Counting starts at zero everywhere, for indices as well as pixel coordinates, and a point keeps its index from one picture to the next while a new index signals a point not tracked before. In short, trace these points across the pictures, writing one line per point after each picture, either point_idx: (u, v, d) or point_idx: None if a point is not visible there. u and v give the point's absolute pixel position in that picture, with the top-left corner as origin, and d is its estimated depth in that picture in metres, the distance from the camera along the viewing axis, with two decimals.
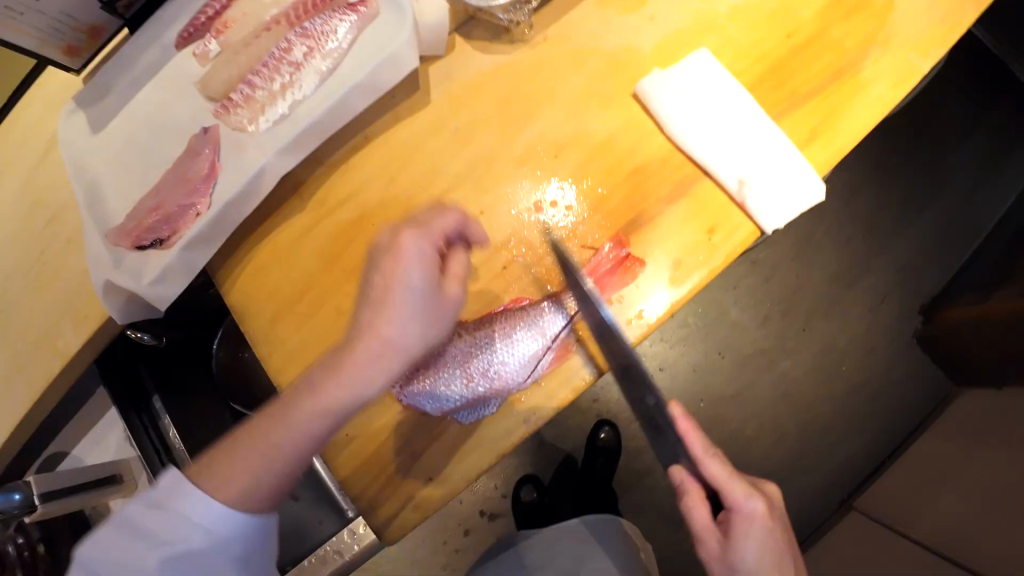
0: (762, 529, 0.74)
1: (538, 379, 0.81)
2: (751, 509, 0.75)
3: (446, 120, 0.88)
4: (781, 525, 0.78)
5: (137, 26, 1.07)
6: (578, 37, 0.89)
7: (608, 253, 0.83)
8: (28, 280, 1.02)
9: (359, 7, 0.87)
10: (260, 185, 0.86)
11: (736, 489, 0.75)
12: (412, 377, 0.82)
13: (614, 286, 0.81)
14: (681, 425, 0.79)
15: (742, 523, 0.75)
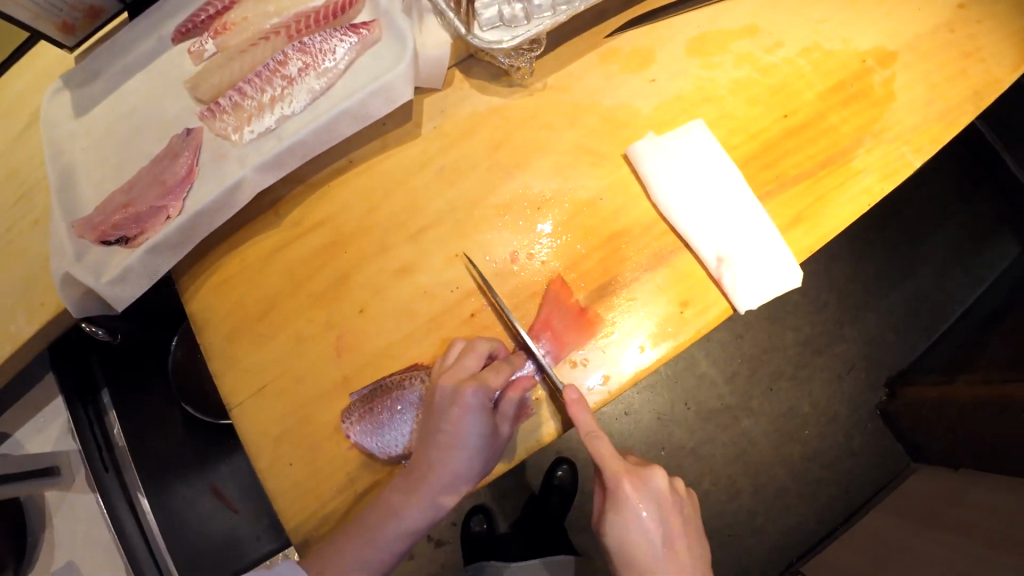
0: (632, 513, 0.76)
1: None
2: (620, 492, 0.76)
3: (434, 156, 0.87)
4: (654, 505, 0.78)
5: (137, 12, 1.05)
6: (577, 90, 0.89)
7: (577, 317, 0.81)
8: None
9: (360, 31, 0.85)
10: (234, 198, 0.84)
11: (610, 471, 0.77)
12: (363, 418, 0.80)
13: (576, 350, 0.79)
14: (573, 408, 0.75)
15: (612, 498, 0.77)
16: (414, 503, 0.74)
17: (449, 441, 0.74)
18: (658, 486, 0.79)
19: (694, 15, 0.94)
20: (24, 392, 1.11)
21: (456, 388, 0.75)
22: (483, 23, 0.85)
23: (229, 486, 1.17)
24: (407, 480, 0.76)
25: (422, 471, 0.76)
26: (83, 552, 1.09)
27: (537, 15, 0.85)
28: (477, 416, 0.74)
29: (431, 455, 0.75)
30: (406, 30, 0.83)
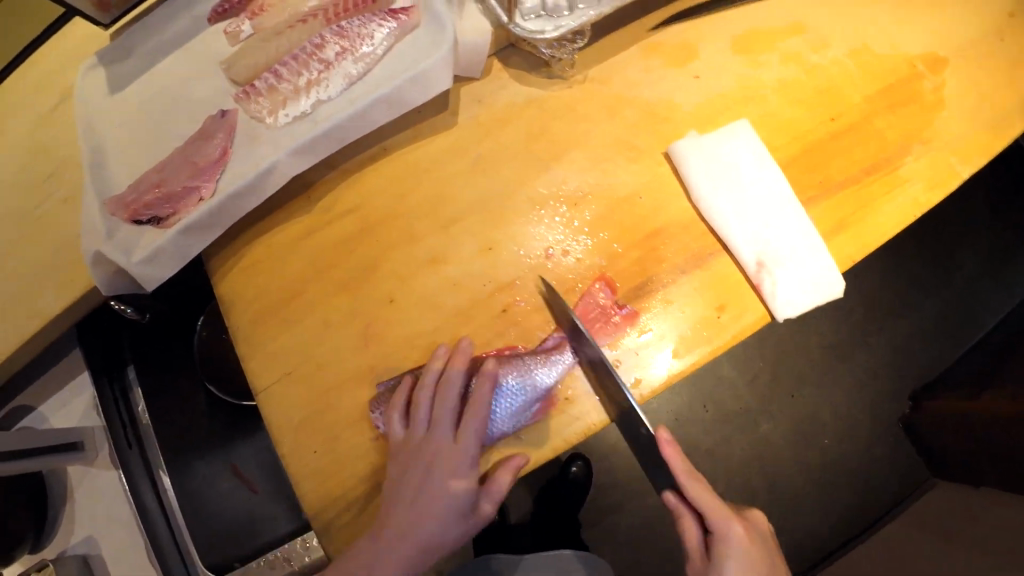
0: (745, 557, 0.72)
1: (499, 443, 0.77)
2: (731, 535, 0.73)
3: (469, 145, 0.85)
4: (765, 551, 0.75)
5: None
6: (619, 83, 0.87)
7: (602, 300, 0.79)
8: (19, 230, 0.99)
9: (399, 16, 0.84)
10: (265, 181, 0.83)
11: (716, 514, 0.74)
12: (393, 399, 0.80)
13: (605, 334, 0.78)
14: (667, 450, 0.76)
15: (721, 545, 0.73)
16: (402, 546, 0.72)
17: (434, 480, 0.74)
18: (759, 528, 0.79)
19: (740, 10, 0.92)
20: (47, 367, 1.11)
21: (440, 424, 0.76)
22: (525, 11, 0.84)
23: (249, 466, 1.13)
24: (394, 523, 0.72)
25: (408, 513, 0.73)
26: (103, 529, 1.10)
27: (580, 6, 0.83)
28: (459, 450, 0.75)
29: (413, 497, 0.74)
30: (446, 18, 0.82)
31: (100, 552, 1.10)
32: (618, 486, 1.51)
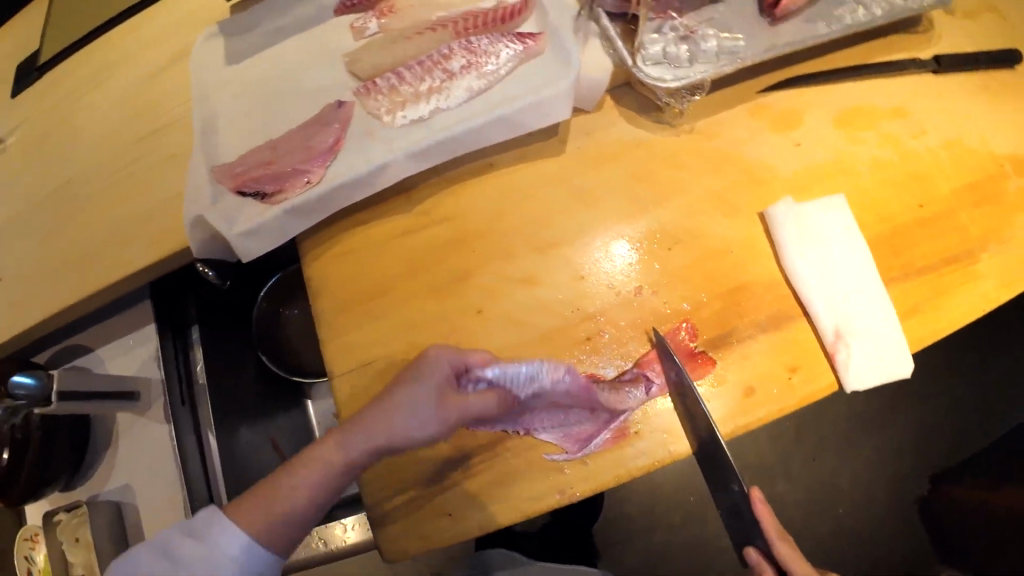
0: None
1: (563, 465, 0.79)
2: None
3: (572, 175, 0.89)
4: None
5: None
6: (723, 140, 0.91)
7: (684, 342, 0.82)
8: (120, 180, 1.03)
9: (528, 41, 0.88)
10: (377, 177, 0.86)
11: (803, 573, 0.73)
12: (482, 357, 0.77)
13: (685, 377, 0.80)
14: (758, 509, 0.76)
15: None
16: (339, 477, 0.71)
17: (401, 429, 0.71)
18: None
19: (842, 87, 0.97)
20: (116, 313, 1.15)
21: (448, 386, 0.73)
22: (647, 57, 0.89)
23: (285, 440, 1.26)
24: (339, 444, 0.71)
25: (362, 444, 0.71)
26: (138, 480, 1.10)
27: (702, 60, 0.89)
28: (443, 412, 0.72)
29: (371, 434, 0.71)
30: (573, 51, 0.86)
31: (133, 502, 1.10)
32: (628, 520, 1.52)
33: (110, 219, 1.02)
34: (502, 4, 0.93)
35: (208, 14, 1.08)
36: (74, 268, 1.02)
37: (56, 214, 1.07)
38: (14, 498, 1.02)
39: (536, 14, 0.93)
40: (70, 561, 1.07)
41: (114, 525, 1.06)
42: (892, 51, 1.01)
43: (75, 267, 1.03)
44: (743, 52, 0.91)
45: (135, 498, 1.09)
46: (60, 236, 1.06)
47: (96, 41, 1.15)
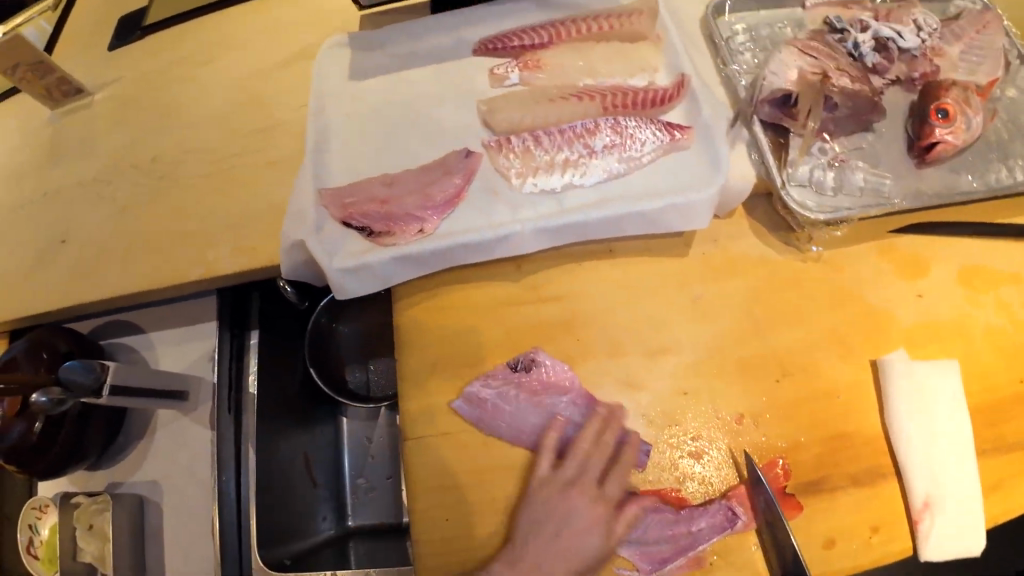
0: None
1: None
2: None
3: (693, 281, 0.87)
4: None
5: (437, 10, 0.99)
6: (846, 277, 0.91)
7: (773, 479, 0.80)
8: (214, 172, 0.99)
9: (676, 133, 0.84)
10: (498, 244, 0.81)
11: None
12: (521, 378, 0.82)
13: None
14: None
15: None
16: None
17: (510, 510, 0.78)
18: None
19: (964, 244, 0.97)
20: (179, 302, 1.12)
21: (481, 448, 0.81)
22: (792, 176, 0.87)
23: (317, 456, 1.23)
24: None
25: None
26: (168, 479, 1.06)
27: (847, 191, 0.88)
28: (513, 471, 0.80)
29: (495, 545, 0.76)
30: (724, 155, 0.82)
31: (157, 501, 1.05)
32: None
33: (198, 213, 0.98)
34: (654, 86, 0.88)
35: (340, 18, 1.03)
36: (151, 253, 0.99)
37: (143, 193, 1.05)
38: (39, 472, 0.98)
39: (687, 102, 0.88)
40: (79, 547, 1.02)
41: (133, 519, 1.02)
42: (1016, 213, 1.01)
43: (153, 256, 0.99)
44: (890, 193, 0.90)
45: (160, 498, 1.05)
46: (142, 216, 1.03)
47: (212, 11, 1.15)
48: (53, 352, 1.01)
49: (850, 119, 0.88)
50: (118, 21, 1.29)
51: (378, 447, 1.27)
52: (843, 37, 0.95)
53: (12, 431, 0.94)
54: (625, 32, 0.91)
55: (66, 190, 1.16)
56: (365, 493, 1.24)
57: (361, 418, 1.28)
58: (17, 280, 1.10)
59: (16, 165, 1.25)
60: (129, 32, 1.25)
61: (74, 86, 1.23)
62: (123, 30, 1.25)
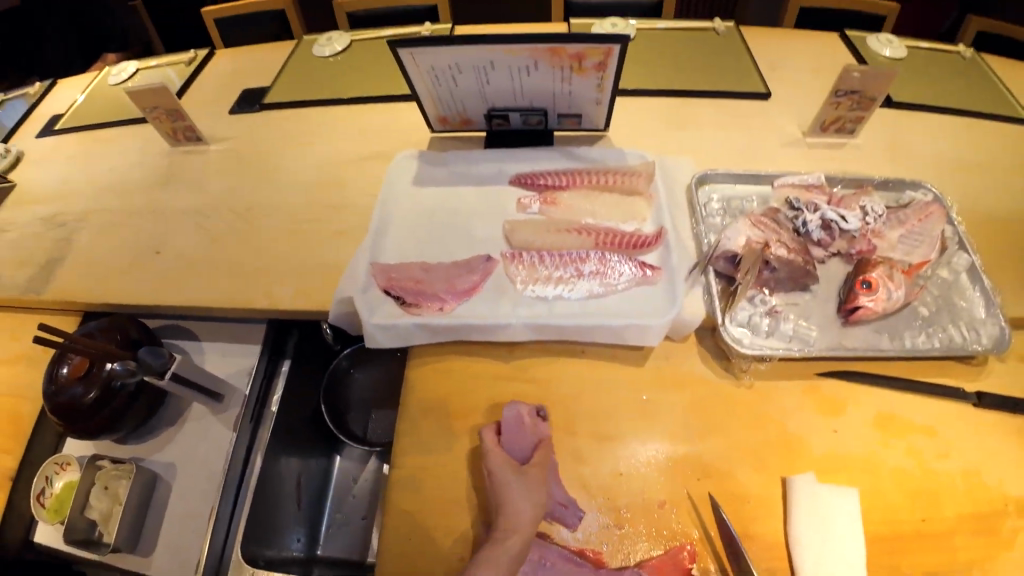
0: None
1: None
2: None
3: (642, 388, 1.09)
4: None
5: (490, 139, 1.36)
6: (770, 406, 1.13)
7: (681, 559, 0.96)
8: (292, 228, 1.28)
9: (647, 271, 1.09)
10: (495, 330, 1.05)
11: None
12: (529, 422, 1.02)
13: None
14: None
15: None
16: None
17: (511, 534, 0.88)
18: None
19: (877, 393, 1.18)
20: (230, 322, 1.39)
21: (499, 458, 0.96)
22: (734, 317, 1.10)
23: (307, 484, 1.50)
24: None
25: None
26: (183, 463, 1.28)
27: (778, 336, 1.10)
28: (524, 488, 0.94)
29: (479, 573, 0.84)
30: (679, 292, 1.07)
31: (168, 481, 1.27)
32: None
33: (273, 256, 1.25)
34: (637, 232, 1.15)
35: (416, 136, 1.40)
36: (226, 276, 1.25)
37: (232, 231, 1.32)
38: (78, 429, 1.21)
39: (661, 248, 1.14)
40: (89, 504, 1.23)
41: (146, 490, 1.23)
42: (934, 373, 1.20)
43: (228, 280, 1.24)
44: (814, 342, 1.12)
45: (172, 478, 1.27)
46: (225, 247, 1.30)
47: (320, 103, 1.55)
48: (124, 336, 1.27)
49: (787, 280, 1.12)
50: (241, 92, 1.68)
51: (360, 488, 1.58)
52: (797, 214, 1.21)
53: (71, 390, 1.20)
54: (625, 187, 1.21)
55: (166, 213, 1.44)
56: (339, 527, 1.53)
57: (354, 459, 1.60)
58: (114, 277, 1.37)
59: (132, 183, 1.57)
60: (249, 103, 1.63)
61: (195, 133, 1.54)
62: (244, 101, 1.63)
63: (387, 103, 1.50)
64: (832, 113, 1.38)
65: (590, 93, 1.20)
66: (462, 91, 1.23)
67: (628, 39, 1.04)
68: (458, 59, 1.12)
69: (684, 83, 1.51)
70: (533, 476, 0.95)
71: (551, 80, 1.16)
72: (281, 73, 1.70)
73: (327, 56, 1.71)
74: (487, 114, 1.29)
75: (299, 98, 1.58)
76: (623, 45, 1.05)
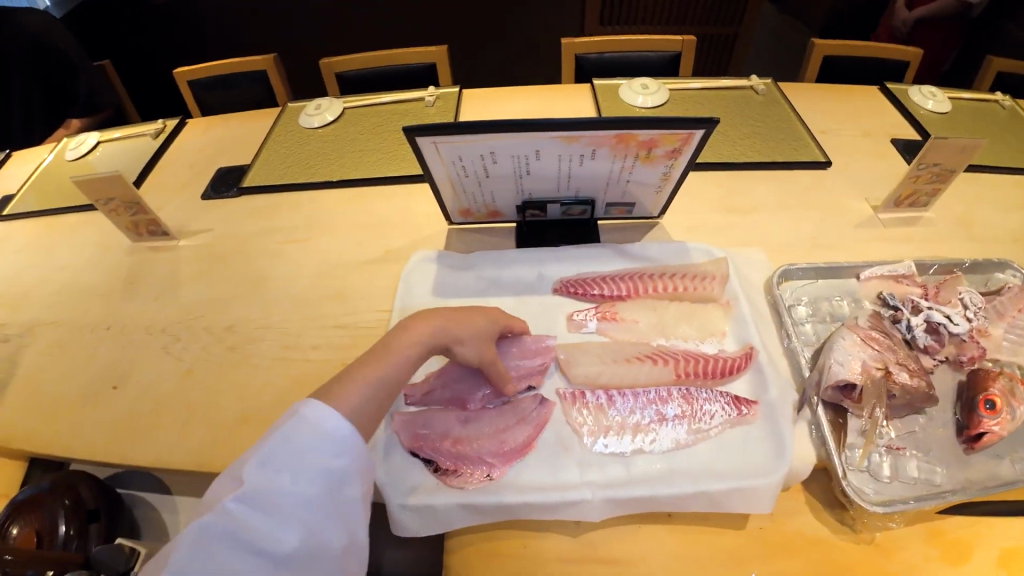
0: None
1: None
2: None
3: (749, 561, 0.85)
4: None
5: (524, 228, 1.14)
6: (901, 562, 0.85)
7: None
8: (289, 357, 1.04)
9: (742, 409, 0.88)
10: (563, 507, 0.80)
11: None
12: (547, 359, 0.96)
13: None
14: None
15: None
16: (373, 413, 0.72)
17: (426, 347, 0.79)
18: None
19: (1018, 523, 0.88)
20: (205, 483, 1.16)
21: (490, 320, 0.88)
22: (852, 461, 0.88)
23: None
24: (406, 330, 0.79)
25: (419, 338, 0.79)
26: None
27: (902, 479, 0.87)
28: (479, 349, 0.85)
29: (373, 353, 0.76)
30: (788, 439, 0.83)
31: None
32: None
33: (268, 397, 0.99)
34: (722, 354, 0.94)
35: (433, 233, 1.20)
36: (198, 418, 0.98)
37: (213, 360, 1.06)
38: None
39: (753, 374, 0.93)
40: None
41: None
42: None
43: (205, 431, 0.96)
44: (942, 483, 0.87)
45: None
46: (199, 378, 1.04)
47: (316, 190, 1.33)
48: (75, 500, 1.09)
49: (904, 406, 0.92)
50: (215, 172, 1.44)
51: None
52: (896, 315, 1.02)
53: None
54: (697, 294, 1.03)
55: (119, 328, 1.16)
56: None
57: None
58: (37, 415, 1.03)
59: (76, 283, 1.27)
60: (226, 185, 1.39)
61: (160, 228, 1.27)
62: (220, 183, 1.40)
63: (395, 193, 1.31)
64: (909, 187, 1.19)
65: (652, 180, 1.00)
66: (492, 185, 1.02)
67: (714, 124, 0.85)
68: (494, 146, 0.89)
69: (729, 156, 1.35)
70: (489, 355, 0.86)
71: (607, 168, 0.96)
72: (264, 146, 1.47)
73: (315, 127, 1.49)
74: (520, 206, 1.08)
75: (289, 179, 1.36)
76: (707, 131, 0.86)
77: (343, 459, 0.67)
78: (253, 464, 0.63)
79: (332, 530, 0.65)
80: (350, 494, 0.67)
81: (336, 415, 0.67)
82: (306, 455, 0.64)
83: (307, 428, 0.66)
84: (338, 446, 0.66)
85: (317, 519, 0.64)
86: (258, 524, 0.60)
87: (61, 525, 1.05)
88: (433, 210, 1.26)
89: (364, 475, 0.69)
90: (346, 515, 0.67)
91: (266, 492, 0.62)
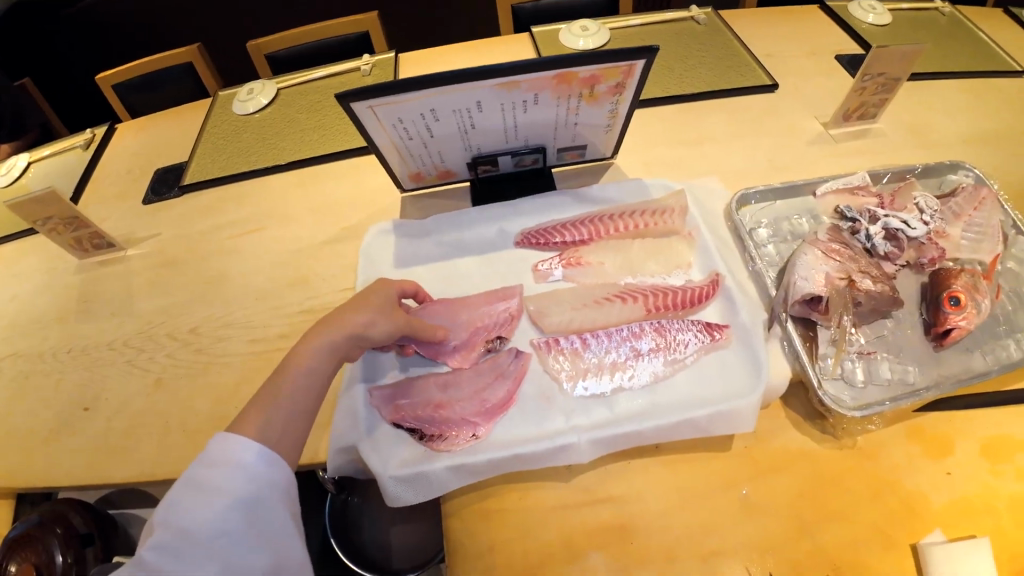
0: None
1: None
2: None
3: (739, 480, 0.87)
4: None
5: (479, 185, 1.12)
6: (883, 461, 0.88)
7: None
8: (256, 350, 1.01)
9: (714, 334, 0.88)
10: (553, 454, 0.80)
11: None
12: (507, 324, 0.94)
13: None
14: None
15: None
16: (287, 422, 0.73)
17: (335, 341, 0.78)
18: None
19: (989, 410, 0.92)
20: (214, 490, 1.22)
21: (380, 290, 0.86)
22: (826, 370, 0.90)
23: None
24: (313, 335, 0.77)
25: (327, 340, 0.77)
26: None
27: (876, 381, 0.89)
28: (385, 318, 0.83)
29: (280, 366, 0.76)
30: (763, 358, 0.84)
31: None
32: None
33: (240, 392, 0.97)
34: (690, 285, 0.95)
35: (389, 206, 1.17)
36: (172, 424, 0.96)
37: (179, 364, 1.03)
38: None
39: (722, 300, 0.93)
40: None
41: None
42: None
43: (182, 438, 0.94)
44: (915, 381, 0.89)
45: None
46: (166, 383, 1.01)
47: (262, 178, 1.28)
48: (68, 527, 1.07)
49: (870, 312, 0.93)
50: (155, 173, 1.38)
51: None
52: (855, 226, 1.03)
53: None
54: (660, 229, 1.03)
55: (75, 348, 1.11)
56: None
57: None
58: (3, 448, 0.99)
59: (23, 311, 1.21)
60: (167, 187, 1.34)
61: (105, 239, 1.22)
62: (162, 185, 1.34)
63: (344, 170, 1.26)
64: (857, 99, 1.20)
65: (600, 120, 0.98)
66: (439, 145, 0.98)
67: (655, 53, 0.83)
68: (434, 102, 0.86)
69: (675, 89, 1.33)
70: (398, 316, 0.84)
71: (554, 112, 0.93)
72: (201, 139, 1.40)
73: (252, 113, 1.43)
74: (470, 163, 1.05)
75: (233, 171, 1.31)
76: (649, 60, 0.84)
77: (257, 483, 0.67)
78: (164, 508, 0.64)
79: (256, 555, 0.66)
80: (270, 520, 0.68)
81: (241, 442, 0.68)
82: (214, 487, 0.66)
83: (213, 463, 0.67)
84: (248, 471, 0.67)
85: (234, 550, 0.64)
86: (171, 568, 0.61)
87: (58, 554, 1.03)
88: (385, 182, 1.22)
89: (285, 494, 0.70)
90: (271, 536, 0.68)
91: (176, 534, 0.62)
